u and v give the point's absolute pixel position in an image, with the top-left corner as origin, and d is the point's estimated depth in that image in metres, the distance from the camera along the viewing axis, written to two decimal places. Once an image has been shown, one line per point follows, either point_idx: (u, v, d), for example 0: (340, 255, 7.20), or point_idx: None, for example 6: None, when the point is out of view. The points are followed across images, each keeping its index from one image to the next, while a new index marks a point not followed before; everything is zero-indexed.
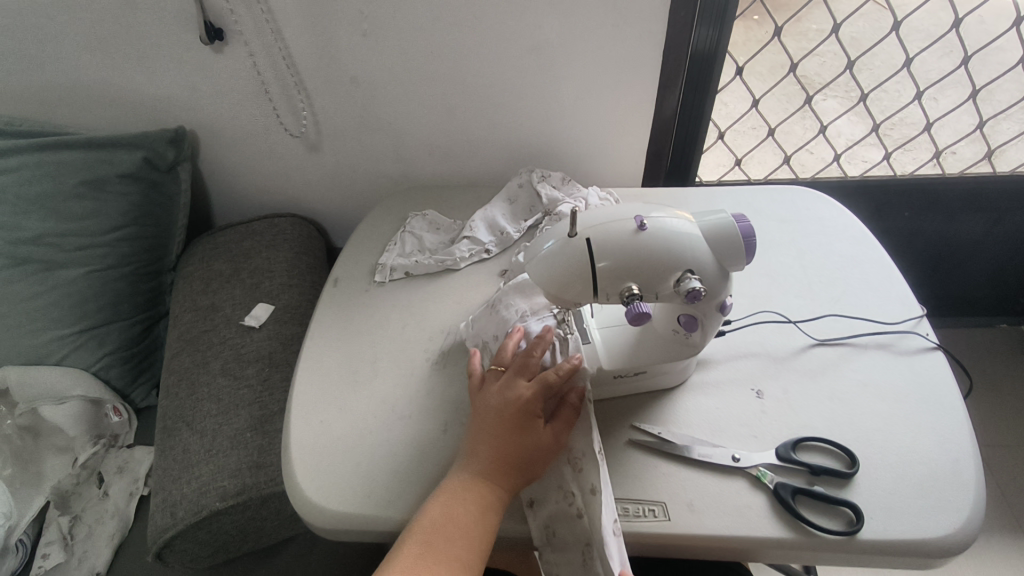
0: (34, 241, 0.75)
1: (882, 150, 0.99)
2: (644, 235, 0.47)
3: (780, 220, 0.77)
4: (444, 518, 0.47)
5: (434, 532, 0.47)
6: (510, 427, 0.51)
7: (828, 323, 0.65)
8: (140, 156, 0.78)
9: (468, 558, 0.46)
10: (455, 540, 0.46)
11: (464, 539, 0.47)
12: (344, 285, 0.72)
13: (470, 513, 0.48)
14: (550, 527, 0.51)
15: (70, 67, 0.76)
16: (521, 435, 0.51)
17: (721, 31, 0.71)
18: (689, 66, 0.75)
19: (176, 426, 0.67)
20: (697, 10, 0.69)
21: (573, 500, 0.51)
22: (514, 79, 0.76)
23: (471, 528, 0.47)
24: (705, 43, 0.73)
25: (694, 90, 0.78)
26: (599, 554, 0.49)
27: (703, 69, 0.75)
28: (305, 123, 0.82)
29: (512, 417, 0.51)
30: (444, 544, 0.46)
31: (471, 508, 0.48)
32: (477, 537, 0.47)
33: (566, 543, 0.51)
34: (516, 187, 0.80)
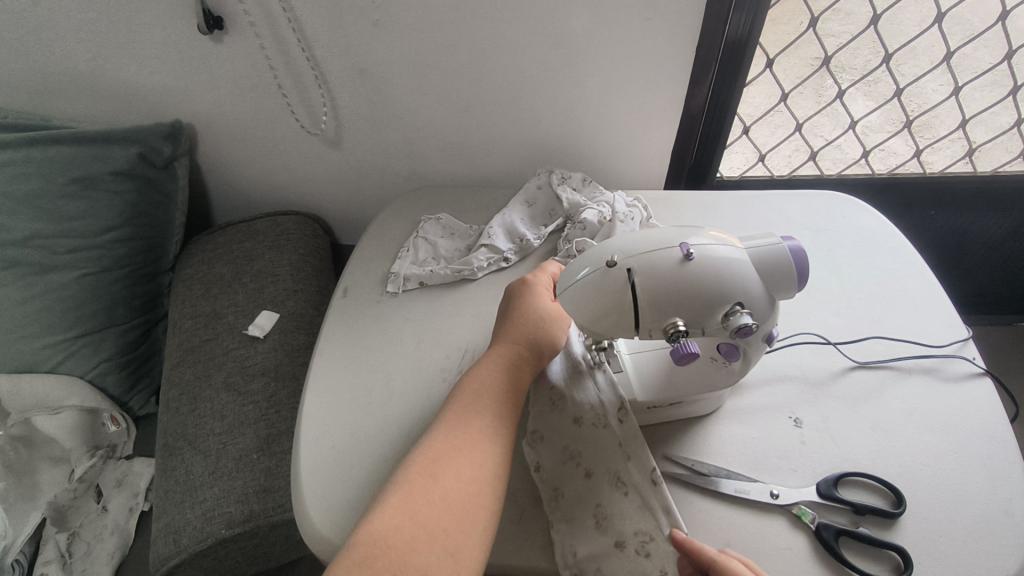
0: (23, 243, 0.71)
1: (913, 147, 0.94)
2: (691, 266, 0.43)
3: (815, 229, 0.73)
4: (475, 382, 0.51)
5: (471, 391, 0.50)
6: (516, 303, 0.57)
7: (868, 346, 0.61)
8: (134, 151, 0.73)
9: (499, 412, 0.49)
10: (484, 398, 0.49)
11: (494, 396, 0.50)
12: (354, 295, 0.68)
13: (495, 373, 0.51)
14: (558, 490, 0.50)
15: (57, 56, 0.70)
16: (526, 303, 0.56)
17: (756, 20, 0.65)
18: (721, 57, 0.70)
19: (177, 444, 0.64)
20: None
21: (584, 461, 0.51)
22: (535, 74, 0.71)
23: (502, 386, 0.50)
24: (740, 32, 0.67)
25: (726, 84, 0.72)
26: (618, 510, 0.48)
27: (736, 61, 0.70)
28: (324, 124, 0.78)
29: (521, 295, 0.57)
30: (475, 400, 0.49)
31: (498, 367, 0.52)
32: (506, 394, 0.50)
33: (576, 506, 0.49)
34: (534, 189, 0.76)
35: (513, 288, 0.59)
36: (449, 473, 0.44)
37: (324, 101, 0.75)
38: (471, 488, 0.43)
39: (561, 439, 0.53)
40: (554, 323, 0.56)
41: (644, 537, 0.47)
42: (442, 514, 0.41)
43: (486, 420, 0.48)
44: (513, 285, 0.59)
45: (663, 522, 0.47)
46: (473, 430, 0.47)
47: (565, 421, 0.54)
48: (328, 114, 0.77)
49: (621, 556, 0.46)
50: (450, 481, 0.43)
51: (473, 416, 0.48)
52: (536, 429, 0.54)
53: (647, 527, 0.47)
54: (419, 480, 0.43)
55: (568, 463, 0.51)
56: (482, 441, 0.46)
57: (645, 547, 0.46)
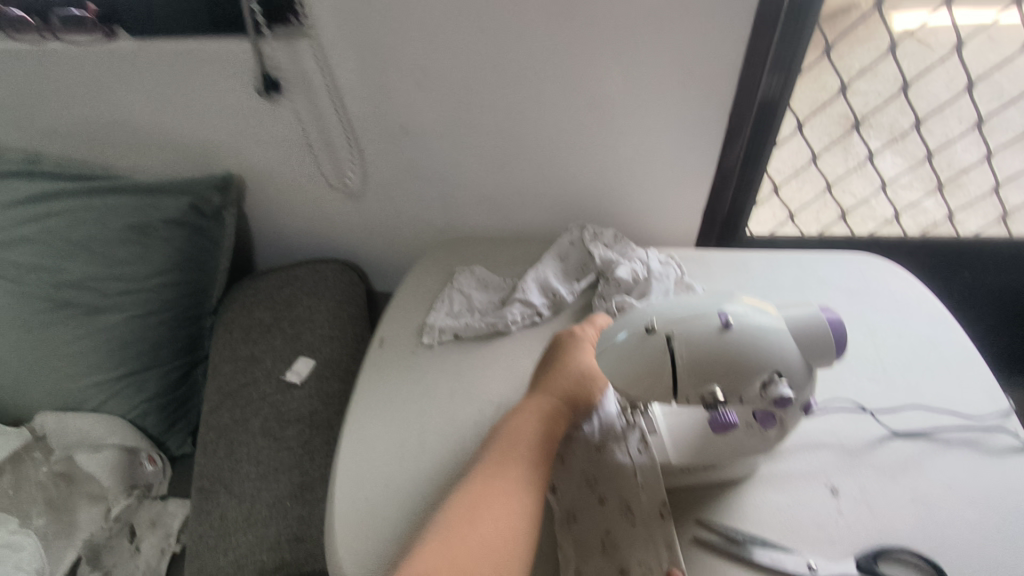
0: (78, 284, 0.75)
1: (945, 208, 0.94)
2: (730, 334, 0.44)
3: (848, 292, 0.73)
4: (512, 428, 0.51)
5: (510, 436, 0.51)
6: (559, 356, 0.59)
7: (905, 414, 0.60)
8: (186, 201, 0.77)
9: (535, 461, 0.49)
10: (523, 442, 0.50)
11: (530, 444, 0.50)
12: (390, 346, 0.70)
13: (535, 420, 0.52)
14: (571, 514, 0.52)
15: (123, 111, 0.75)
16: (570, 355, 0.58)
17: (789, 78, 0.68)
18: (754, 114, 0.71)
19: (213, 487, 0.66)
20: (767, 64, 0.66)
21: (599, 487, 0.53)
22: (571, 135, 0.74)
23: (538, 435, 0.51)
24: (772, 94, 0.69)
25: (757, 141, 0.74)
26: (625, 538, 0.50)
27: (766, 117, 0.71)
28: (351, 176, 0.81)
29: (569, 346, 0.59)
30: (512, 448, 0.49)
31: (537, 416, 0.52)
32: (544, 442, 0.51)
33: (585, 529, 0.51)
34: (567, 245, 0.78)
35: (559, 339, 0.61)
36: (485, 522, 0.44)
37: (357, 157, 0.78)
38: (505, 536, 0.44)
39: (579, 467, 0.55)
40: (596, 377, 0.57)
41: (645, 567, 0.48)
42: (477, 559, 0.42)
43: (523, 468, 0.48)
44: (558, 338, 0.61)
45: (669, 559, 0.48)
46: (509, 477, 0.47)
47: (586, 449, 0.55)
48: (319, 168, 0.80)
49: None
50: (487, 529, 0.43)
51: (510, 464, 0.48)
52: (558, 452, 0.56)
53: (650, 559, 0.48)
54: (455, 526, 0.43)
55: (582, 487, 0.53)
56: (518, 488, 0.47)
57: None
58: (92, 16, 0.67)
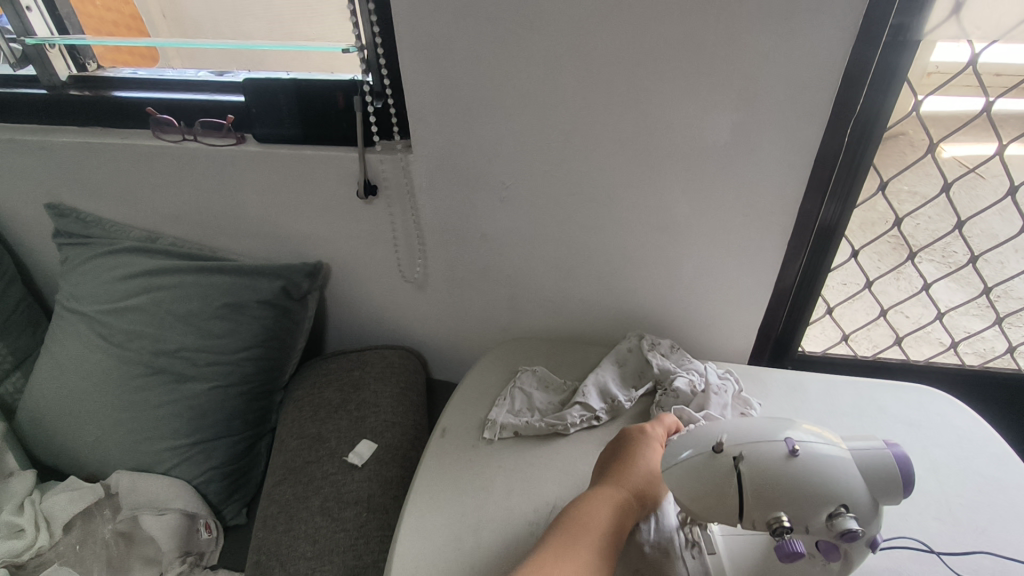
0: (173, 352, 0.82)
1: (1008, 342, 0.93)
2: (797, 461, 0.46)
3: (908, 423, 0.73)
4: (581, 513, 0.53)
5: (579, 521, 0.52)
6: (630, 448, 0.60)
7: (974, 560, 0.58)
8: (279, 284, 0.85)
9: (600, 551, 0.50)
10: (590, 530, 0.51)
11: (597, 532, 0.51)
12: (451, 437, 0.73)
13: (604, 508, 0.53)
14: None
15: (236, 203, 0.85)
16: (641, 449, 0.59)
17: (846, 208, 0.72)
18: (814, 239, 0.75)
19: (268, 562, 0.67)
20: (826, 194, 0.71)
21: None
22: (636, 250, 0.79)
23: (605, 524, 0.52)
24: (830, 221, 0.74)
25: (816, 261, 0.78)
26: None
27: (824, 242, 0.76)
28: (420, 273, 0.88)
29: (640, 440, 0.60)
30: (579, 533, 0.51)
31: (606, 505, 0.53)
32: (610, 534, 0.52)
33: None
34: (625, 350, 0.81)
35: (630, 431, 0.62)
36: None
37: (434, 256, 0.85)
38: None
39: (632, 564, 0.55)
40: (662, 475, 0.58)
41: None
42: None
43: (587, 555, 0.50)
44: (627, 431, 0.62)
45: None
46: (574, 560, 0.49)
47: (639, 550, 0.56)
48: (397, 262, 0.87)
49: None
50: None
51: (576, 548, 0.50)
52: None
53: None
54: None
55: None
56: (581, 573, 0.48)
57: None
58: (229, 124, 0.80)
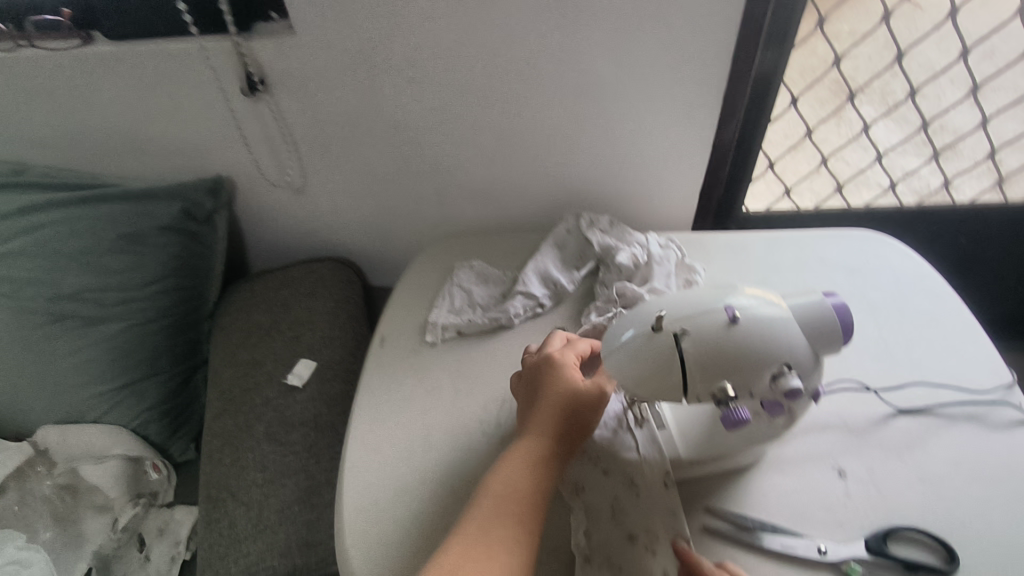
0: (72, 296, 0.74)
1: (942, 176, 0.93)
2: (737, 329, 0.44)
3: (848, 270, 0.72)
4: (498, 480, 0.48)
5: (497, 490, 0.48)
6: (542, 383, 0.54)
7: (910, 392, 0.60)
8: (178, 206, 0.76)
9: (523, 516, 0.46)
10: (509, 497, 0.47)
11: (516, 497, 0.47)
12: (391, 345, 0.69)
13: (522, 469, 0.49)
14: (579, 485, 0.53)
15: (105, 118, 0.74)
16: (552, 383, 0.53)
17: (784, 52, 0.66)
18: (751, 89, 0.70)
19: (219, 495, 0.66)
20: (764, 37, 0.65)
21: (602, 461, 0.54)
22: (564, 123, 0.72)
23: (524, 485, 0.48)
24: (768, 67, 0.68)
25: (753, 114, 0.73)
26: (632, 505, 0.51)
27: (762, 91, 0.70)
28: (292, 174, 0.80)
29: (549, 372, 0.54)
30: (497, 504, 0.47)
31: (523, 465, 0.49)
32: (531, 493, 0.48)
33: (594, 499, 0.52)
34: (563, 233, 0.77)
35: (536, 363, 0.56)
36: None
37: (346, 154, 0.77)
38: None
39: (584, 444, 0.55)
40: (586, 401, 0.52)
41: (651, 535, 0.50)
42: None
43: (509, 526, 0.46)
44: (533, 363, 0.56)
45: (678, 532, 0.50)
46: (495, 538, 0.45)
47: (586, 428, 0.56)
48: (306, 166, 0.79)
49: (629, 549, 0.49)
50: None
51: (497, 523, 0.46)
52: None
53: (659, 529, 0.50)
54: None
55: (587, 462, 0.54)
56: (504, 549, 0.44)
57: (654, 544, 0.49)
58: (67, 21, 0.66)
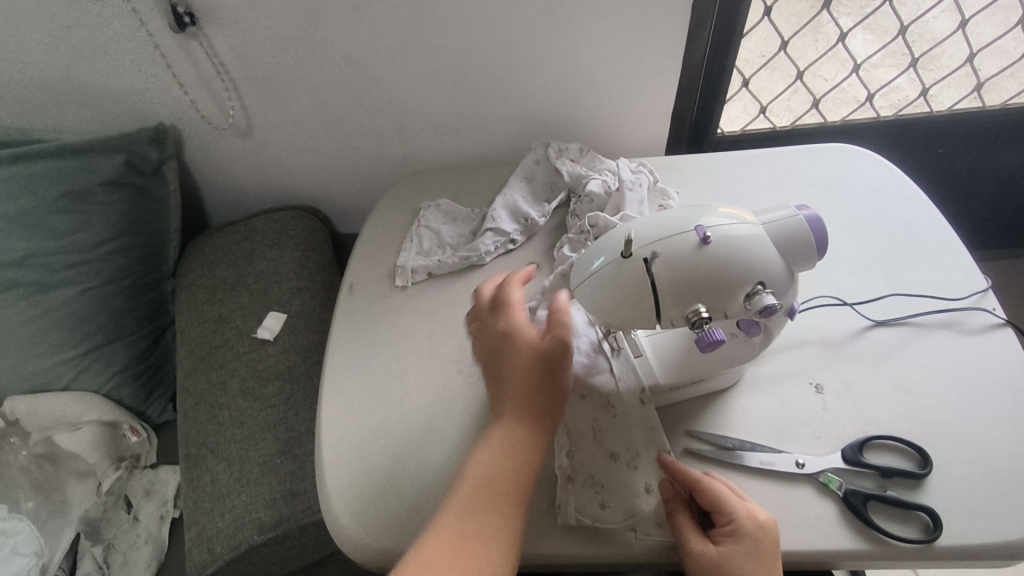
0: (20, 263, 0.70)
1: (920, 86, 0.90)
2: (709, 250, 0.42)
3: (825, 185, 0.71)
4: (476, 473, 0.44)
5: (476, 485, 0.43)
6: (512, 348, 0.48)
7: (886, 304, 0.60)
8: (120, 159, 0.72)
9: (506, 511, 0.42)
10: (490, 491, 0.43)
11: (497, 491, 0.43)
12: (361, 291, 0.67)
13: (500, 457, 0.44)
14: (559, 409, 0.52)
15: (29, 66, 0.68)
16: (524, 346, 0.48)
17: None
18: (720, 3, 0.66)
19: (200, 453, 0.65)
20: None
21: (580, 385, 0.53)
22: (525, 45, 0.68)
23: (504, 476, 0.43)
24: None
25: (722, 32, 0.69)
26: (614, 424, 0.51)
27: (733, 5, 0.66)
28: (235, 110, 0.74)
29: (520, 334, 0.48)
30: (476, 502, 0.42)
31: (502, 453, 0.44)
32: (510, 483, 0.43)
33: (578, 421, 0.51)
34: (532, 163, 0.74)
35: (502, 323, 0.49)
36: None
37: (297, 93, 0.73)
38: None
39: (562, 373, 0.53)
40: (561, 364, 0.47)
41: (633, 451, 0.50)
42: None
43: (492, 523, 0.41)
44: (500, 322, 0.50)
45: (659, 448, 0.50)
46: (476, 539, 0.40)
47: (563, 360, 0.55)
48: (254, 108, 0.74)
49: (612, 467, 0.49)
50: None
51: (477, 521, 0.41)
52: None
53: (640, 446, 0.50)
54: None
55: (565, 391, 0.53)
56: (486, 549, 0.40)
57: (636, 461, 0.50)
58: None
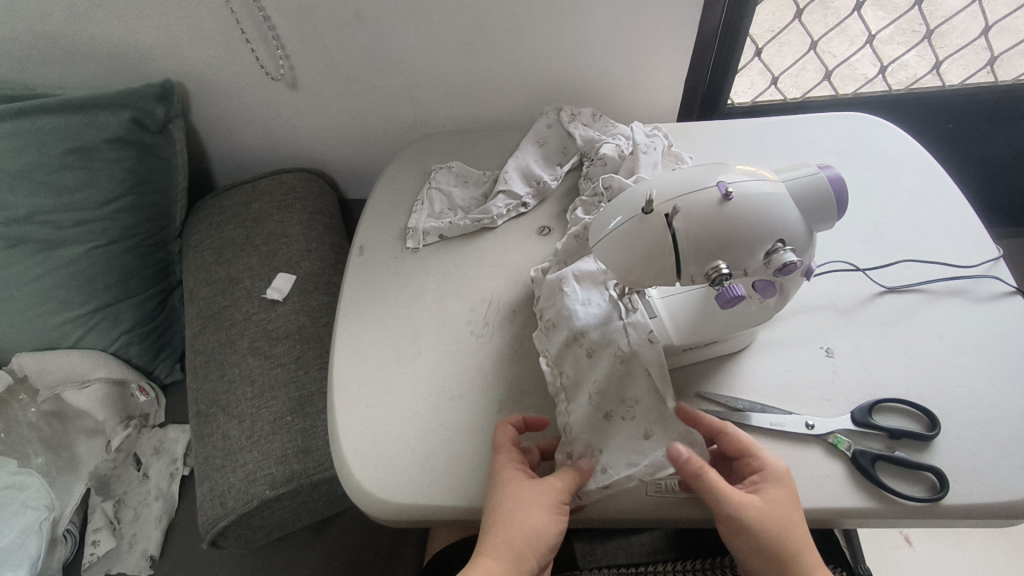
0: (26, 219, 0.70)
1: (933, 60, 0.89)
2: (730, 206, 0.42)
3: (837, 153, 0.70)
4: None
5: None
6: (512, 513, 0.45)
7: (897, 270, 0.60)
8: (127, 116, 0.70)
9: None
10: None
11: None
12: (371, 253, 0.67)
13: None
14: (560, 370, 0.53)
15: (34, 18, 0.67)
16: (526, 523, 0.44)
17: None
18: None
19: (211, 411, 0.66)
20: None
21: (587, 341, 0.53)
22: (539, 6, 0.67)
23: None
24: None
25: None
26: (611, 377, 0.51)
27: None
28: (284, 68, 0.73)
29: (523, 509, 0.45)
30: None
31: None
32: None
33: (577, 380, 0.52)
34: (544, 127, 0.73)
35: (504, 488, 0.46)
36: None
37: (306, 51, 0.71)
38: None
39: (573, 328, 0.53)
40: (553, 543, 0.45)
41: (631, 403, 0.50)
42: None
43: None
44: (504, 483, 0.46)
45: (659, 396, 0.50)
46: None
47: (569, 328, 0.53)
48: (259, 66, 0.73)
49: (609, 425, 0.49)
50: None
51: None
52: (550, 319, 0.55)
53: (637, 395, 0.50)
54: None
55: (575, 346, 0.53)
56: None
57: (628, 412, 0.50)
58: None
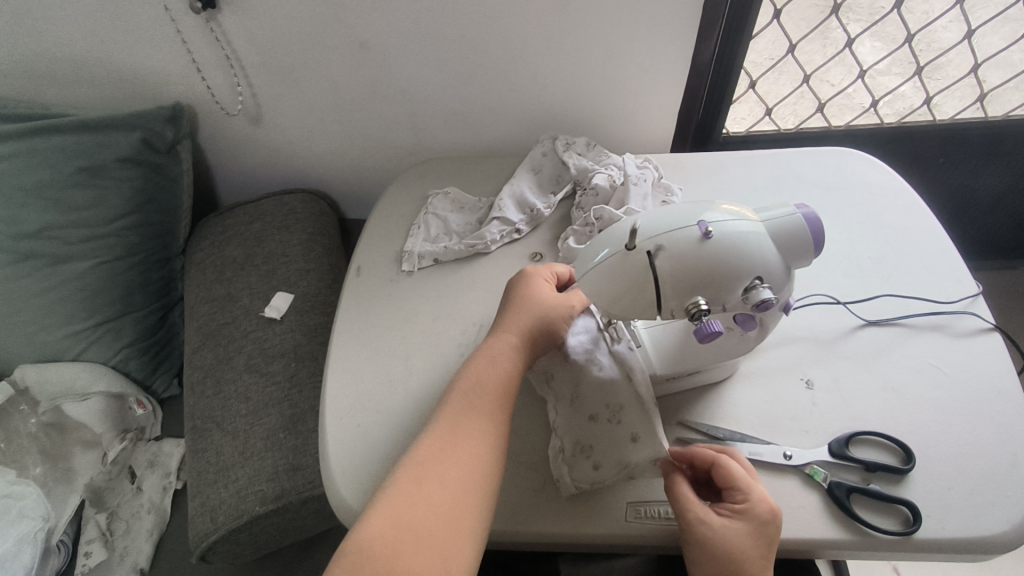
0: (34, 235, 0.72)
1: (924, 94, 0.91)
2: (710, 244, 0.44)
3: (824, 186, 0.72)
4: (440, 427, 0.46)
5: (440, 439, 0.45)
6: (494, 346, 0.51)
7: (878, 305, 0.62)
8: (137, 137, 0.73)
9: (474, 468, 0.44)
10: (454, 443, 0.45)
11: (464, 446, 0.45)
12: (367, 274, 0.69)
13: (468, 411, 0.46)
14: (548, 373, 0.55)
15: (52, 41, 0.70)
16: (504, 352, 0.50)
17: None
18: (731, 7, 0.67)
19: (206, 426, 0.67)
20: None
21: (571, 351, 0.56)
22: (538, 38, 0.69)
23: (471, 428, 0.46)
24: None
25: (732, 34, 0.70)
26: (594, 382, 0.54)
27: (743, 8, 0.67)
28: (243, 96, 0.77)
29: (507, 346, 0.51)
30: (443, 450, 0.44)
31: (471, 414, 0.46)
32: (480, 431, 0.46)
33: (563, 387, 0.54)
34: (539, 156, 0.76)
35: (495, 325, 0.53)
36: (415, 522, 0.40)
37: (311, 77, 0.74)
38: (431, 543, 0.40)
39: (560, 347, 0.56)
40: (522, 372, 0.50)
41: (614, 408, 0.52)
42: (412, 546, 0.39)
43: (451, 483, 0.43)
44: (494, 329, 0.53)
45: (645, 399, 0.52)
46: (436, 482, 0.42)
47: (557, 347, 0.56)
48: (268, 90, 0.76)
49: (594, 428, 0.52)
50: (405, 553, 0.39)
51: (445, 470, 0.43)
52: None
53: (623, 403, 0.52)
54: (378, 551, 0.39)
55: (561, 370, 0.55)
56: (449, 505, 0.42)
57: (620, 415, 0.52)
58: None
